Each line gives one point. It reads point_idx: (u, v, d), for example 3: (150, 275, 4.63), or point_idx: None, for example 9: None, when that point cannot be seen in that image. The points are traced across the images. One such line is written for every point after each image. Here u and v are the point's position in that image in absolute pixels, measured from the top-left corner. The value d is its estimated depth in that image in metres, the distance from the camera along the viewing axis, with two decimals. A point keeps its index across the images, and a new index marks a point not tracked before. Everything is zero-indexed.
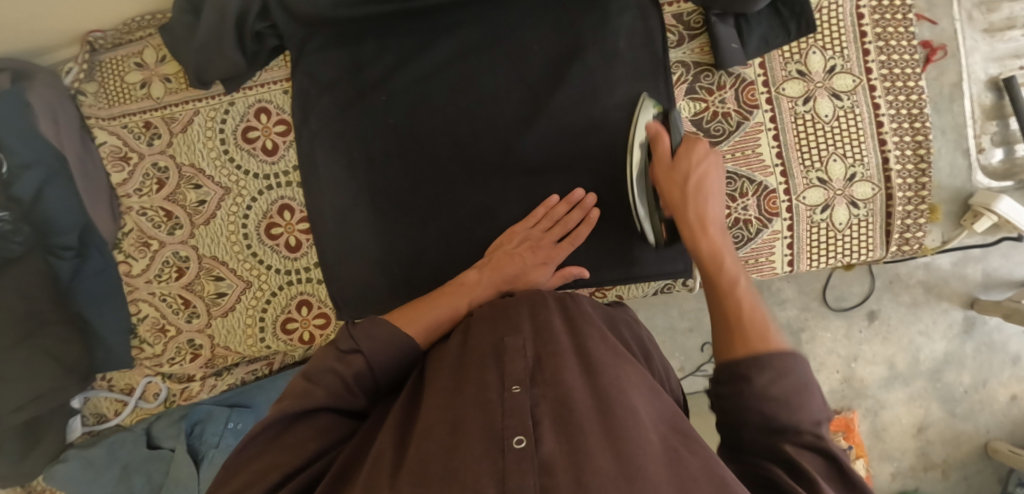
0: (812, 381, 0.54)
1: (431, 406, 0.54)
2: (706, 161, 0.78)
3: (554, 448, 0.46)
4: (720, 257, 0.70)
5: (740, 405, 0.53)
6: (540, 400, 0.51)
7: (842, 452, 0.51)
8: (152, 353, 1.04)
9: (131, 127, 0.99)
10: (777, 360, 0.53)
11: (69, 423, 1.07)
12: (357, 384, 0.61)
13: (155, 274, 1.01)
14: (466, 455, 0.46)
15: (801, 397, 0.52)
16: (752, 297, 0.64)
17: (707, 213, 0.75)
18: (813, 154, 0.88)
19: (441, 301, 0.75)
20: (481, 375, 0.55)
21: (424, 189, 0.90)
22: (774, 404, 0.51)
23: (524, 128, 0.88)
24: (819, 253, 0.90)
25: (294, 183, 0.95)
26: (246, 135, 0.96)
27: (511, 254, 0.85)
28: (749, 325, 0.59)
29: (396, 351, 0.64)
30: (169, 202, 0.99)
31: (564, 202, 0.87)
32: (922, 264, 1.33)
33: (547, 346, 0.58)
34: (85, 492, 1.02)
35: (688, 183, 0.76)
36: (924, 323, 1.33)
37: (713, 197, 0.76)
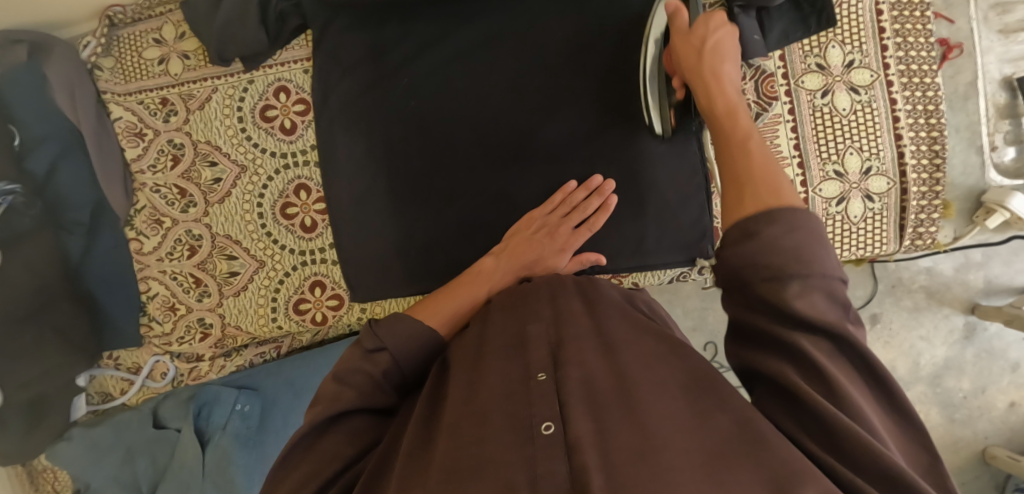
0: (822, 237, 0.51)
1: (457, 395, 0.54)
2: (723, 30, 0.77)
3: (582, 429, 0.46)
4: (736, 110, 0.68)
5: (745, 261, 0.51)
6: (566, 382, 0.51)
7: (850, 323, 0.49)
8: (162, 331, 1.04)
9: (148, 103, 0.99)
10: (790, 212, 0.51)
11: (74, 401, 1.06)
12: (386, 380, 0.62)
13: (167, 251, 1.01)
14: (496, 443, 0.46)
15: (812, 246, 0.49)
16: (763, 150, 0.62)
17: (727, 76, 0.73)
18: (830, 147, 0.88)
19: (460, 290, 0.75)
20: (506, 362, 0.55)
21: (442, 172, 0.90)
22: (776, 276, 0.49)
23: (544, 113, 0.88)
24: (834, 246, 0.91)
25: (312, 163, 0.95)
26: (265, 114, 0.95)
27: (530, 240, 0.84)
28: (762, 176, 0.57)
29: (420, 344, 0.64)
30: (184, 180, 0.98)
31: (582, 188, 0.87)
32: (924, 270, 1.34)
33: (568, 329, 0.58)
34: (88, 472, 1.01)
35: (706, 46, 0.75)
36: (926, 327, 1.34)
37: (730, 60, 0.75)
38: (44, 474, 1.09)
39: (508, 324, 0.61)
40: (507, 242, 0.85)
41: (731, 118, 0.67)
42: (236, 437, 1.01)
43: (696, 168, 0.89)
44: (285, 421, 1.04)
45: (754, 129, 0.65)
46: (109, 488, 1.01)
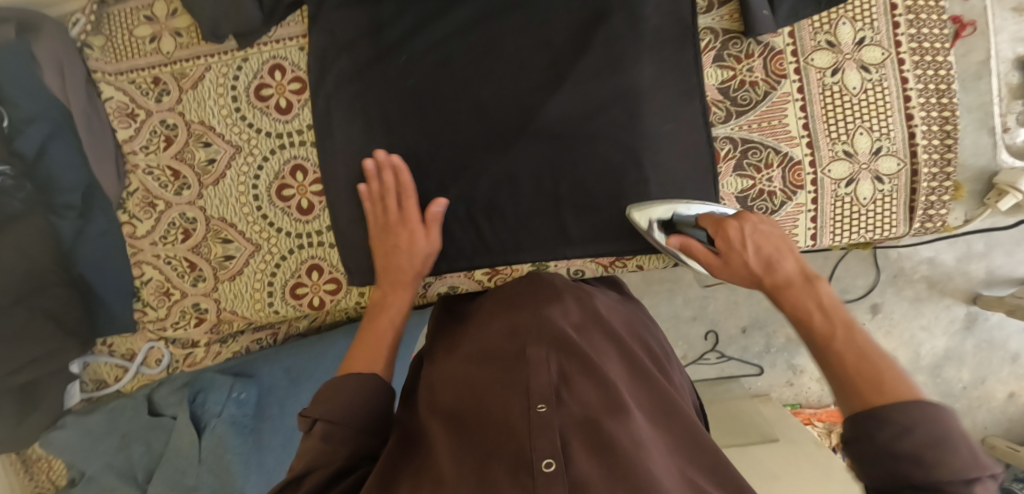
0: (958, 426, 0.48)
1: (466, 421, 0.62)
2: (745, 232, 0.76)
3: (580, 468, 0.54)
4: (822, 295, 0.65)
5: (872, 456, 0.50)
6: (565, 420, 0.60)
7: None
8: (156, 316, 1.01)
9: (139, 82, 0.96)
10: (897, 415, 0.50)
11: (69, 389, 1.04)
12: (337, 439, 0.64)
13: (161, 235, 0.98)
14: (499, 479, 0.54)
15: (946, 447, 0.47)
16: (859, 345, 0.58)
17: (795, 269, 0.71)
18: (840, 127, 0.86)
19: (374, 328, 0.78)
20: (510, 393, 0.62)
21: (443, 153, 0.88)
22: (908, 462, 0.48)
23: (549, 92, 0.86)
24: (842, 228, 0.89)
25: (308, 143, 0.92)
26: (260, 93, 0.92)
27: (391, 245, 0.85)
28: (867, 370, 0.55)
29: (352, 400, 0.66)
30: (177, 161, 0.96)
31: (373, 176, 0.86)
32: (925, 261, 1.48)
33: (568, 366, 0.66)
34: (81, 461, 0.98)
35: (750, 255, 0.74)
36: (926, 317, 1.49)
37: (784, 255, 0.73)
38: (39, 464, 1.08)
39: (508, 350, 0.69)
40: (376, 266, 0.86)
41: (824, 311, 0.63)
42: (232, 423, 0.97)
43: (701, 146, 0.86)
44: (283, 408, 1.02)
45: (847, 311, 0.63)
46: (102, 475, 0.99)
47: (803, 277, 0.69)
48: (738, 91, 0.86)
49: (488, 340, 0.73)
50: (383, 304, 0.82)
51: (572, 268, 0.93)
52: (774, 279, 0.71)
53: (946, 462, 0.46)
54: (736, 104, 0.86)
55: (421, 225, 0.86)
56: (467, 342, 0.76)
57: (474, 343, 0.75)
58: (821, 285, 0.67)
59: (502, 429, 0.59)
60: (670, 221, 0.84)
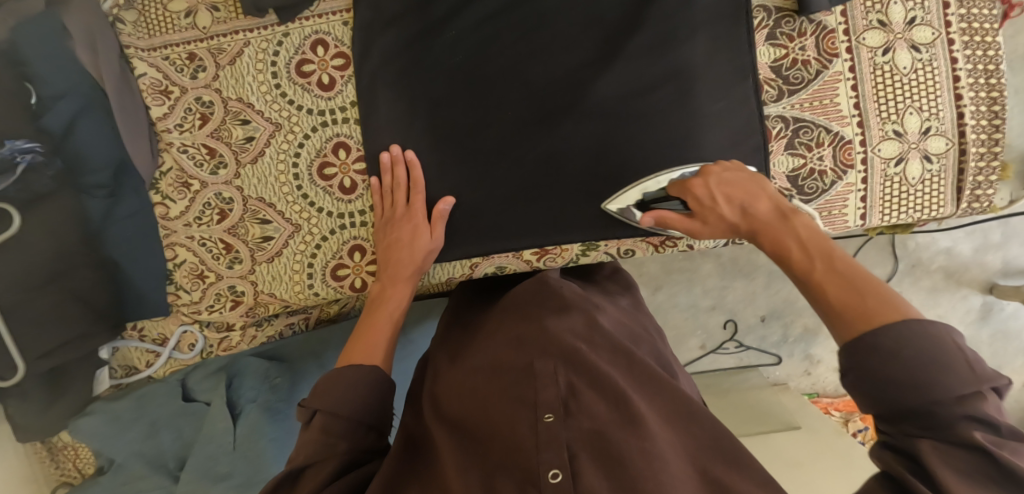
0: (948, 351, 0.49)
1: (475, 428, 0.65)
2: (710, 185, 0.76)
3: (586, 482, 0.57)
4: (799, 227, 0.66)
5: (868, 381, 0.52)
6: (573, 432, 0.61)
7: (999, 424, 0.47)
8: (190, 300, 0.98)
9: (174, 58, 0.94)
10: (883, 338, 0.51)
11: (97, 373, 1.00)
12: (336, 430, 0.64)
13: (196, 216, 0.96)
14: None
15: (924, 375, 0.49)
16: (848, 267, 0.58)
17: (771, 208, 0.71)
18: (890, 106, 0.86)
19: (374, 317, 0.77)
20: (517, 403, 0.64)
21: (491, 131, 0.87)
22: (890, 386, 0.50)
23: (599, 70, 0.85)
24: (891, 208, 0.89)
25: (351, 120, 0.89)
26: (301, 69, 0.90)
27: (396, 241, 0.84)
28: (851, 294, 0.56)
29: (350, 391, 0.66)
30: (213, 139, 0.94)
31: (383, 171, 0.86)
32: (943, 251, 1.55)
33: (576, 370, 0.68)
34: (109, 447, 0.98)
35: (722, 208, 0.74)
36: (943, 307, 1.57)
37: (759, 195, 0.73)
38: (65, 452, 1.06)
39: (516, 360, 0.70)
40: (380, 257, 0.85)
41: (802, 243, 0.64)
42: (267, 408, 0.97)
43: (754, 124, 0.85)
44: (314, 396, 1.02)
45: (824, 237, 0.63)
46: (133, 463, 0.99)
47: (779, 215, 0.69)
48: (790, 69, 0.86)
49: (497, 349, 0.74)
50: (383, 294, 0.81)
51: (622, 247, 0.91)
52: (752, 222, 0.71)
53: (942, 381, 0.48)
54: (788, 83, 0.86)
55: (425, 218, 0.85)
56: (476, 351, 0.77)
57: (483, 350, 0.76)
58: (797, 217, 0.68)
59: (509, 438, 0.62)
60: (645, 198, 0.84)
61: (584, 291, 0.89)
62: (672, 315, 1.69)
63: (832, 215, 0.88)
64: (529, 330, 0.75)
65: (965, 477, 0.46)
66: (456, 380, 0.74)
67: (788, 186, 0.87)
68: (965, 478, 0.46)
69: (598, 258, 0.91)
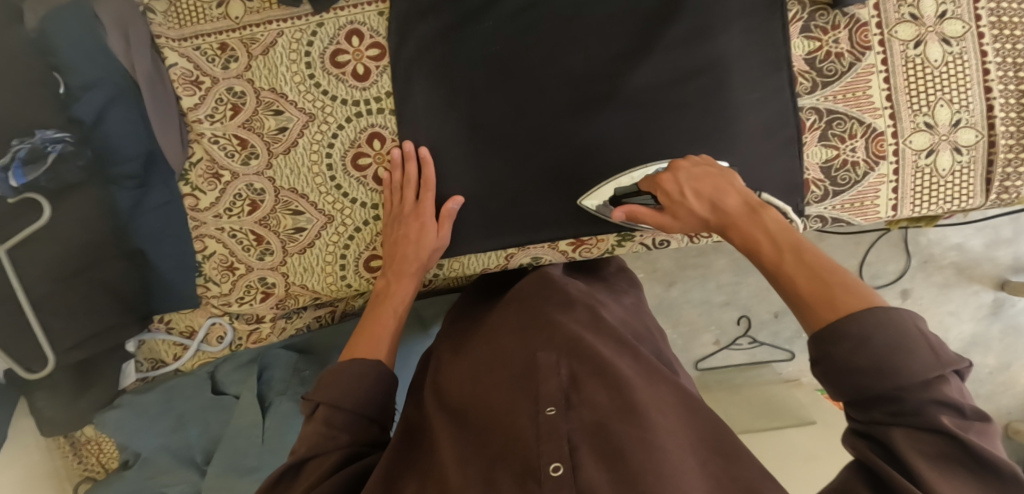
0: (915, 335, 0.48)
1: (474, 423, 0.66)
2: (681, 177, 0.73)
3: (586, 474, 0.56)
4: (770, 223, 0.63)
5: (843, 369, 0.51)
6: (573, 424, 0.62)
7: (962, 405, 0.47)
8: (220, 292, 0.98)
9: (205, 48, 0.93)
10: (853, 326, 0.50)
11: (123, 367, 0.98)
12: (335, 421, 0.64)
13: (226, 207, 0.95)
14: (507, 487, 0.57)
15: (895, 361, 0.48)
16: (817, 258, 0.57)
17: (739, 202, 0.68)
18: (922, 98, 0.87)
19: (378, 312, 0.78)
20: (518, 397, 0.65)
21: (527, 121, 0.87)
22: (862, 374, 0.49)
23: (636, 61, 0.85)
24: (923, 199, 0.90)
25: (386, 111, 0.89)
26: (336, 59, 0.89)
27: (403, 235, 0.84)
28: (822, 286, 0.55)
29: (351, 383, 0.67)
30: (245, 130, 0.93)
31: (394, 167, 0.88)
32: (954, 247, 1.57)
33: (576, 364, 0.69)
34: (135, 441, 0.96)
35: (691, 202, 0.71)
36: (955, 302, 1.58)
37: (729, 188, 0.70)
38: (88, 446, 1.05)
39: (519, 355, 0.72)
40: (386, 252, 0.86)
41: (773, 237, 0.62)
42: (296, 400, 0.98)
43: (790, 115, 0.86)
44: None
45: (793, 231, 0.62)
46: (161, 456, 0.98)
47: (748, 208, 0.66)
48: (824, 62, 0.86)
49: (499, 345, 0.76)
50: (387, 289, 0.82)
51: (657, 238, 0.91)
52: (724, 217, 0.68)
53: (912, 367, 0.47)
54: (822, 75, 0.87)
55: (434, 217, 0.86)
56: (480, 345, 0.79)
57: (487, 345, 0.77)
58: (767, 211, 0.66)
59: (509, 430, 0.62)
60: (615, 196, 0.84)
61: (588, 289, 0.90)
62: (685, 310, 1.69)
63: (864, 207, 0.89)
64: (532, 325, 0.77)
65: (935, 461, 0.46)
66: (460, 373, 0.75)
67: (822, 177, 0.88)
68: (933, 461, 0.46)
69: (633, 249, 0.92)
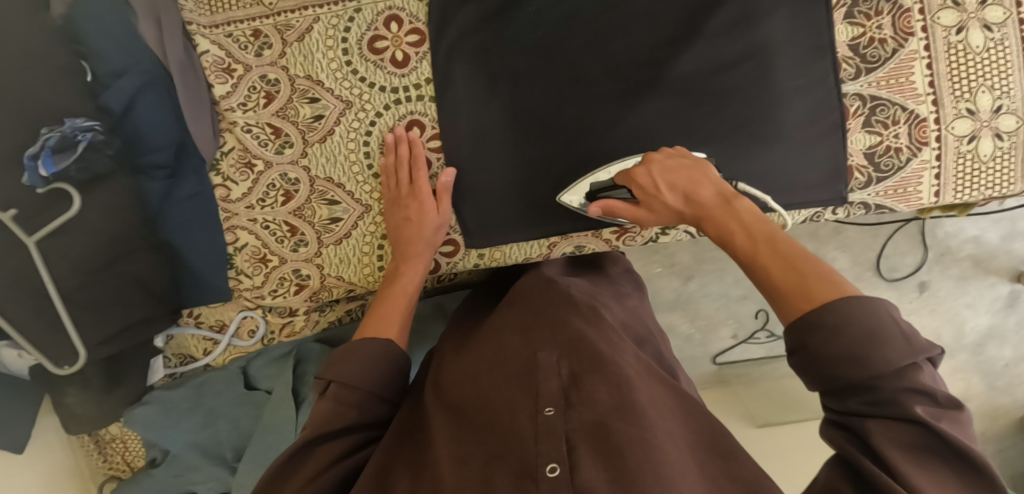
0: (886, 324, 0.51)
1: (471, 420, 0.66)
2: (655, 172, 0.75)
3: (584, 474, 0.56)
4: (742, 213, 0.66)
5: (823, 360, 0.53)
6: (572, 424, 0.62)
7: (934, 394, 0.49)
8: (253, 285, 0.96)
9: (237, 35, 0.90)
10: (828, 316, 0.53)
11: (152, 363, 0.97)
12: (345, 398, 0.70)
13: (259, 197, 0.93)
14: (504, 486, 0.57)
15: (867, 348, 0.51)
16: (792, 249, 0.60)
17: (713, 194, 0.70)
18: (964, 84, 0.86)
19: (389, 294, 0.84)
20: (519, 397, 0.66)
21: (570, 108, 0.86)
22: (840, 364, 0.52)
23: (681, 48, 0.84)
24: (965, 184, 0.90)
25: (426, 98, 0.88)
26: (374, 45, 0.88)
27: (404, 220, 0.87)
28: (796, 277, 0.58)
29: (361, 364, 0.73)
30: (279, 118, 0.91)
31: (390, 151, 0.88)
32: (971, 239, 1.56)
33: (577, 366, 0.70)
34: (163, 438, 0.94)
35: (666, 196, 0.73)
36: (971, 295, 1.58)
37: (705, 178, 0.72)
38: (113, 445, 1.02)
39: (520, 355, 0.73)
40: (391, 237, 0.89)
41: (746, 228, 0.65)
42: None
43: (835, 102, 0.86)
44: None
45: (766, 220, 0.65)
46: (189, 455, 0.96)
47: (722, 200, 0.69)
48: (867, 48, 0.86)
49: (500, 343, 0.77)
50: (397, 271, 0.87)
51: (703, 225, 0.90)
52: (694, 209, 0.71)
53: (883, 354, 0.50)
54: (865, 61, 0.86)
55: (431, 195, 0.87)
56: (480, 344, 0.79)
57: (489, 343, 0.78)
58: (739, 201, 0.69)
59: (508, 429, 0.62)
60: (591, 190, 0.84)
61: (589, 289, 0.90)
62: (703, 305, 1.62)
63: (907, 193, 0.90)
64: (535, 326, 0.78)
65: (909, 449, 0.49)
66: (459, 371, 0.76)
67: (865, 163, 0.88)
68: (907, 449, 0.49)
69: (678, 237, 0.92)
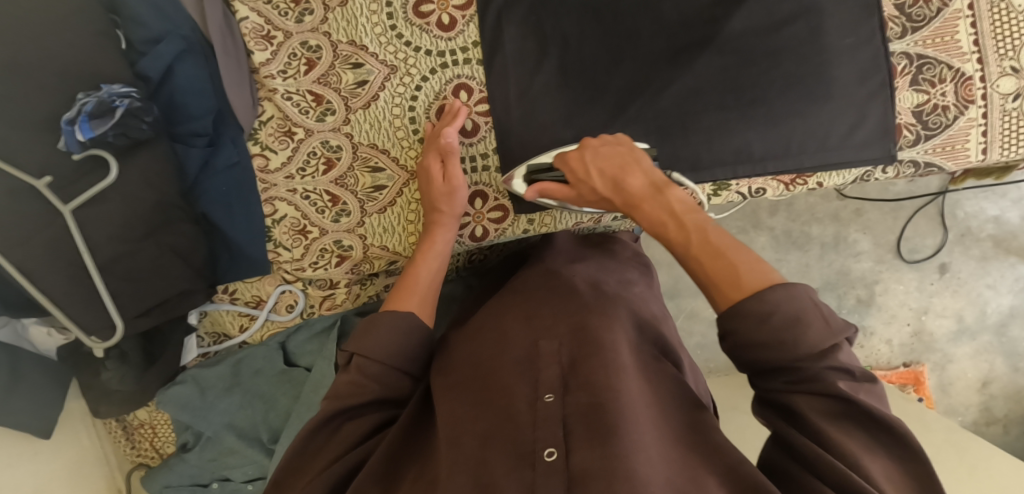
0: (808, 312, 0.50)
1: (466, 402, 0.61)
2: (587, 158, 0.71)
3: (580, 459, 0.52)
4: (673, 204, 0.62)
5: (752, 345, 0.52)
6: (571, 409, 0.57)
7: (850, 377, 0.49)
8: (293, 257, 0.93)
9: (277, 1, 0.87)
10: (754, 304, 0.51)
11: (187, 341, 0.94)
12: (365, 374, 0.64)
13: (299, 166, 0.91)
14: (498, 468, 0.52)
15: (791, 334, 0.50)
16: (725, 240, 0.57)
17: (643, 182, 0.66)
18: (1008, 41, 0.85)
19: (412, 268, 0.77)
20: (518, 380, 0.61)
21: (623, 68, 0.87)
22: (762, 349, 0.51)
23: (731, 8, 0.85)
24: (1013, 141, 0.89)
25: (474, 61, 0.88)
26: (419, 9, 0.87)
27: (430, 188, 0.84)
28: (727, 268, 0.55)
29: (388, 336, 0.65)
30: (320, 85, 0.89)
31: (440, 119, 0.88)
32: (992, 219, 1.51)
33: (578, 349, 0.64)
34: (199, 421, 0.91)
35: (596, 183, 0.69)
36: (994, 276, 1.52)
37: (638, 168, 0.68)
38: (141, 431, 0.99)
39: (520, 342, 0.68)
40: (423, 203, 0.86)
41: (677, 218, 0.60)
42: None
43: (883, 60, 0.86)
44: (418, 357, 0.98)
45: (697, 209, 0.61)
46: (225, 436, 0.92)
47: (652, 188, 0.64)
48: (913, 7, 0.86)
49: (505, 326, 0.72)
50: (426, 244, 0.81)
51: (754, 187, 0.92)
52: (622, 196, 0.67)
53: (803, 338, 0.49)
54: (910, 20, 0.86)
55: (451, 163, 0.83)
56: (484, 330, 0.73)
57: (488, 330, 0.73)
58: (672, 189, 0.64)
59: (502, 414, 0.58)
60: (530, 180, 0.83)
61: (595, 274, 0.83)
62: None
63: (954, 152, 0.90)
64: (538, 313, 0.73)
65: (835, 419, 0.49)
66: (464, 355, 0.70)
67: (913, 121, 0.89)
68: (833, 419, 0.49)
69: (730, 198, 0.93)
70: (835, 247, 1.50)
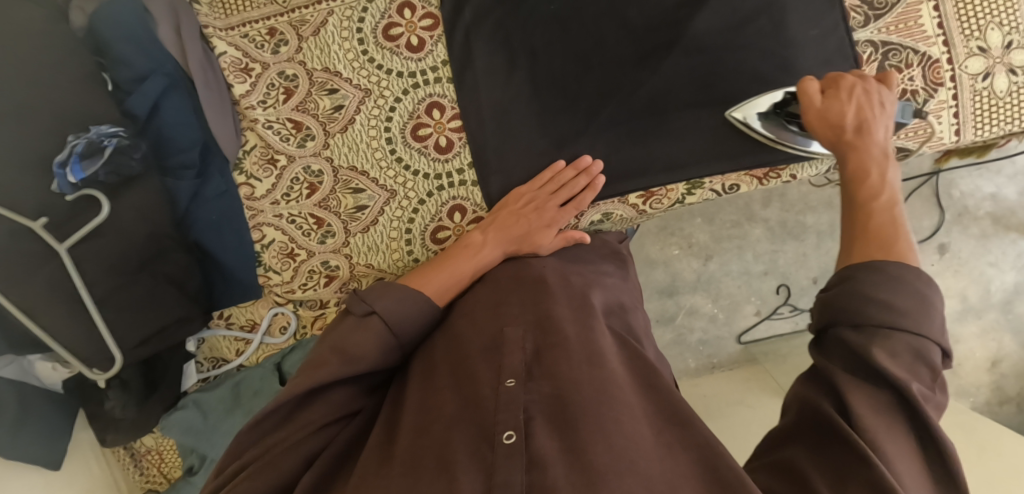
0: (928, 298, 0.50)
1: (433, 390, 0.62)
2: (858, 92, 0.73)
3: (539, 445, 0.52)
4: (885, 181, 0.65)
5: (859, 306, 0.50)
6: (534, 396, 0.58)
7: (927, 380, 0.47)
8: (282, 280, 0.96)
9: (253, 35, 0.91)
10: (893, 267, 0.52)
11: (184, 368, 0.98)
12: (382, 341, 0.65)
13: (283, 193, 0.93)
14: (461, 448, 0.53)
15: (912, 307, 0.49)
16: (895, 214, 0.60)
17: (878, 146, 0.69)
18: (973, 22, 0.86)
19: (461, 262, 0.81)
20: (483, 366, 0.62)
21: (591, 76, 0.88)
22: (871, 304, 0.50)
23: (695, 9, 0.86)
24: (985, 120, 0.89)
25: (444, 79, 0.91)
26: (389, 32, 0.90)
27: (517, 214, 0.85)
28: (885, 233, 0.58)
29: (408, 305, 0.68)
30: (299, 112, 0.92)
31: (571, 168, 0.87)
32: (989, 197, 1.50)
33: (546, 339, 0.65)
34: (200, 442, 0.93)
35: (848, 113, 0.71)
36: (995, 254, 1.50)
37: (880, 134, 0.70)
38: (148, 457, 1.02)
39: (486, 331, 0.68)
40: (492, 219, 0.86)
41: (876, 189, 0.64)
42: None
43: (847, 50, 0.86)
44: None
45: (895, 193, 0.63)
46: None
47: (879, 161, 0.68)
48: None
49: (474, 316, 0.72)
50: (470, 247, 0.83)
51: (727, 183, 0.92)
52: (864, 140, 0.69)
53: (913, 317, 0.49)
54: (871, 8, 0.88)
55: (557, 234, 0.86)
56: (448, 323, 0.73)
57: (456, 316, 0.74)
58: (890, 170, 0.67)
59: (468, 400, 0.59)
60: (779, 103, 0.83)
61: (563, 266, 0.81)
62: (724, 284, 1.48)
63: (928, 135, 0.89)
64: (506, 303, 0.73)
65: (881, 411, 0.46)
66: (431, 346, 0.70)
67: None
68: (879, 414, 0.45)
69: (704, 196, 0.93)
70: (832, 235, 1.47)
